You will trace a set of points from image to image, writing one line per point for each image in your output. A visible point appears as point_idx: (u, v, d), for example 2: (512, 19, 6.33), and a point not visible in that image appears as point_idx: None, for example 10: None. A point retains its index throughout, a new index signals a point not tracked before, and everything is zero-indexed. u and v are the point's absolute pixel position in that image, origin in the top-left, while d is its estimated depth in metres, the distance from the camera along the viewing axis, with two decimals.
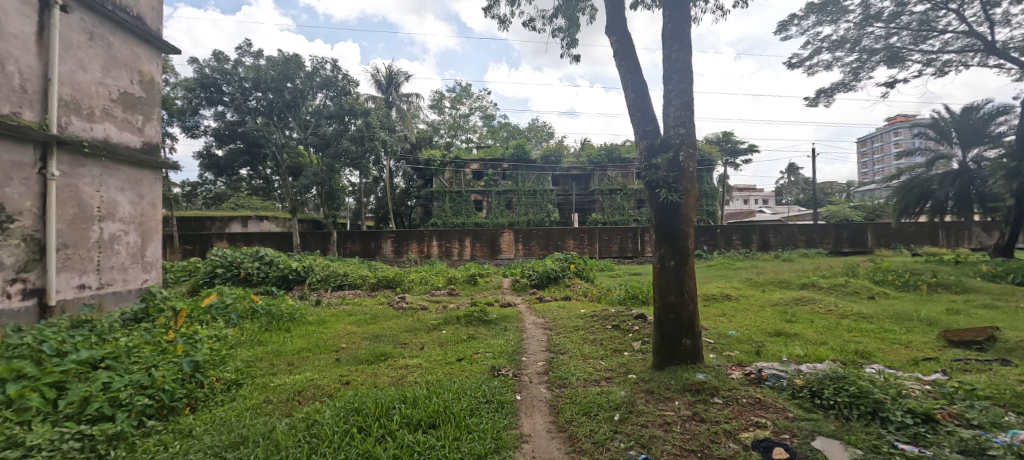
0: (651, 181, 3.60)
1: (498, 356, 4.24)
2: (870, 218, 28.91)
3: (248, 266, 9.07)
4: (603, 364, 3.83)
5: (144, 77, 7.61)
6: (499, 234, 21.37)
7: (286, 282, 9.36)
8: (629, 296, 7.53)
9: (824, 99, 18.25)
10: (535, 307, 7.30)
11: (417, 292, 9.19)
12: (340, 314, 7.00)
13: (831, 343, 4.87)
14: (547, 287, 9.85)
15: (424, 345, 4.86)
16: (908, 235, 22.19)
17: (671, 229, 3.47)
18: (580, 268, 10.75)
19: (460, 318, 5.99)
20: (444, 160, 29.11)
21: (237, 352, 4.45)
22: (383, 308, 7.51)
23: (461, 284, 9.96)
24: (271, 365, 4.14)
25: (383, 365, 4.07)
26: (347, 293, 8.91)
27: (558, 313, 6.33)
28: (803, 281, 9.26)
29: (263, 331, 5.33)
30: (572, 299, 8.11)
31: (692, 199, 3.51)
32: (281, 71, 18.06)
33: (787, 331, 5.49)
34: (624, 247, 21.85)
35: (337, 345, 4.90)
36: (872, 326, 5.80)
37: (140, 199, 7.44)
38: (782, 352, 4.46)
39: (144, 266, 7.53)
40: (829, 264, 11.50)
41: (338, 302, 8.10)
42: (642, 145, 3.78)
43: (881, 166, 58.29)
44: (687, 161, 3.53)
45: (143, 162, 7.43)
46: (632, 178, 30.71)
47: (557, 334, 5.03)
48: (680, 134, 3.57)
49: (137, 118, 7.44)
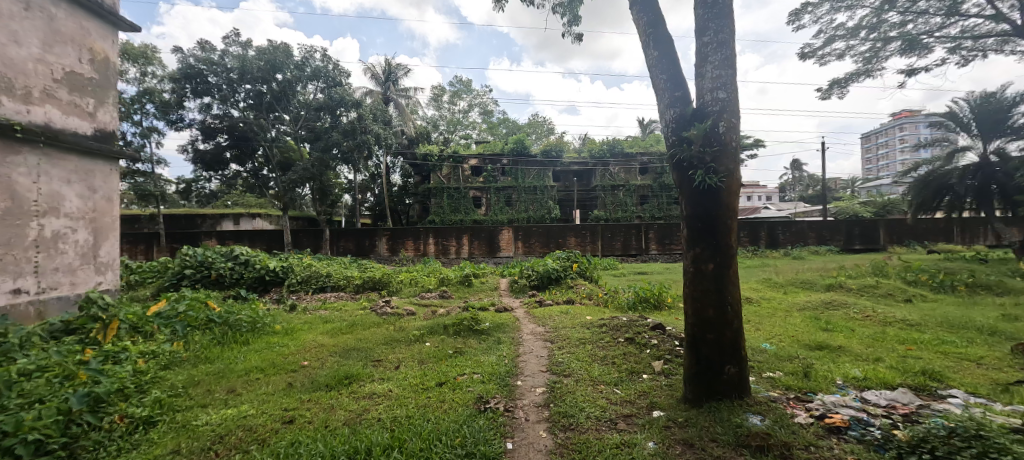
0: (680, 161, 2.81)
1: (487, 380, 3.43)
2: (880, 213, 28.11)
3: (220, 267, 8.25)
4: (619, 394, 3.03)
5: (97, 57, 6.79)
6: (498, 231, 20.59)
7: (264, 284, 8.57)
8: (639, 300, 6.74)
9: (837, 90, 17.46)
10: (534, 312, 6.51)
11: (406, 295, 8.40)
12: (315, 322, 6.20)
13: (889, 361, 4.06)
14: (548, 288, 9.04)
15: (400, 363, 4.06)
16: (921, 232, 21.37)
17: (708, 222, 2.67)
18: (583, 268, 9.93)
19: (449, 327, 5.20)
20: (441, 155, 28.25)
21: (171, 374, 3.65)
22: (364, 314, 6.72)
23: (454, 285, 9.14)
24: (206, 392, 3.35)
25: (344, 393, 3.26)
26: (328, 296, 8.14)
27: (561, 321, 5.54)
28: (829, 281, 8.44)
29: (215, 346, 4.53)
30: (575, 302, 7.32)
31: (735, 183, 2.72)
32: (269, 61, 17.23)
33: (829, 343, 4.68)
34: (628, 245, 21.05)
35: (297, 362, 4.11)
36: (925, 336, 5.00)
37: (92, 192, 6.64)
38: (835, 373, 3.66)
39: (97, 267, 6.72)
40: (851, 263, 10.70)
41: (317, 308, 7.29)
42: (669, 116, 2.96)
43: (886, 162, 57.65)
44: (728, 134, 2.72)
45: (93, 150, 6.62)
46: (635, 173, 29.88)
47: (561, 349, 4.21)
48: (719, 99, 2.76)
49: (87, 101, 6.62)
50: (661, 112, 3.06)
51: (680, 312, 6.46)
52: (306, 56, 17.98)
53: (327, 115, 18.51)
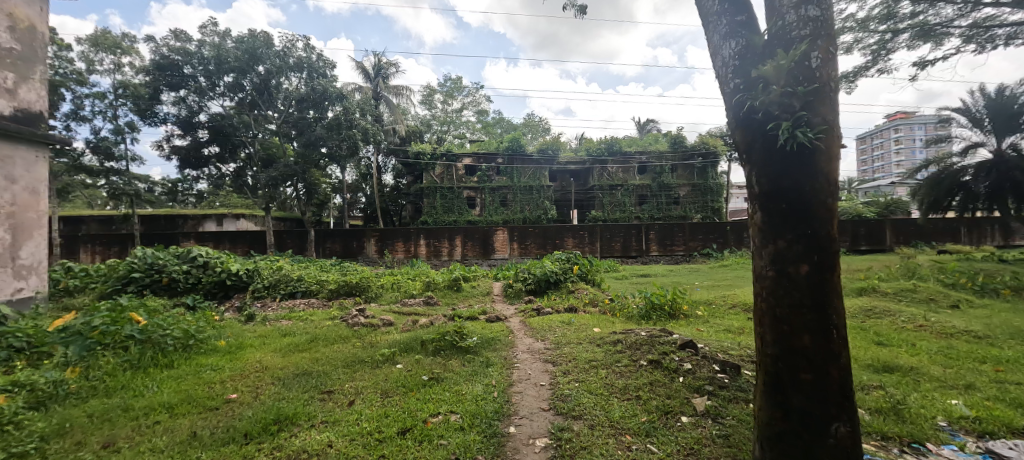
0: (749, 110, 1.89)
1: (468, 429, 2.47)
2: (883, 213, 27.52)
3: (173, 270, 7.25)
4: (657, 454, 2.11)
5: (18, 24, 5.79)
6: (493, 232, 19.65)
7: (224, 289, 7.57)
8: (651, 308, 5.84)
9: (844, 85, 16.76)
10: (531, 322, 5.59)
11: (386, 302, 7.43)
12: (271, 335, 5.20)
13: (989, 390, 3.16)
14: (546, 294, 8.09)
15: (357, 397, 3.09)
16: (929, 232, 20.69)
17: (800, 203, 1.76)
18: (585, 270, 8.93)
19: (427, 344, 4.25)
20: (434, 154, 27.24)
21: (35, 417, 2.67)
22: (332, 324, 5.72)
23: (440, 290, 8.13)
24: (71, 448, 2.38)
25: (262, 452, 2.28)
26: (297, 304, 7.15)
27: (563, 335, 4.59)
28: (860, 284, 7.54)
29: (124, 372, 3.54)
30: (577, 309, 6.41)
31: (838, 141, 1.81)
32: (247, 50, 16.11)
33: (896, 362, 3.78)
34: (628, 246, 20.18)
35: (222, 397, 3.14)
36: (1007, 353, 4.10)
37: (9, 182, 5.64)
38: (935, 411, 2.75)
39: (16, 271, 5.71)
40: (874, 265, 9.87)
41: (279, 317, 6.30)
42: (728, 49, 2.04)
43: (881, 164, 57.62)
44: (825, 70, 1.81)
45: (12, 133, 5.62)
46: (633, 173, 29.12)
47: (566, 376, 3.28)
48: (807, 17, 1.84)
49: (4, 76, 5.63)
50: (713, 48, 2.14)
51: (698, 322, 5.60)
52: (287, 46, 16.91)
53: (311, 109, 17.47)
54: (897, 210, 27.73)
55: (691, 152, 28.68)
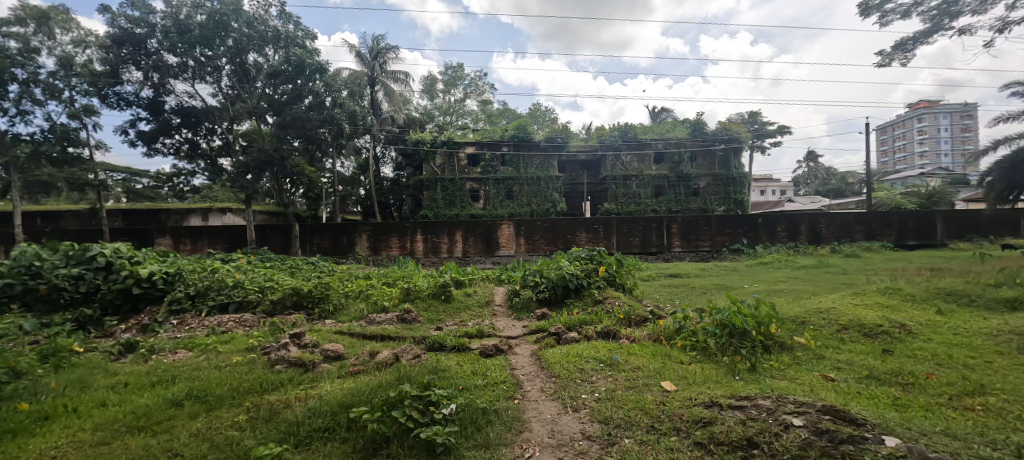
0: None
1: None
2: (926, 205, 25.04)
3: (56, 276, 5.30)
4: None
5: None
6: (497, 226, 17.62)
7: (132, 300, 5.66)
8: (730, 340, 3.78)
9: (898, 55, 14.51)
10: (549, 361, 3.54)
11: (346, 319, 5.41)
12: (130, 389, 3.21)
13: None
14: (564, 305, 6.05)
15: None
16: (984, 223, 18.61)
17: None
18: (613, 272, 6.77)
19: (363, 427, 2.22)
20: (434, 142, 25.23)
21: None
22: (241, 363, 3.69)
23: (423, 301, 6.06)
24: None
25: None
26: (222, 322, 5.18)
27: (610, 400, 2.59)
28: (1007, 296, 5.39)
29: None
30: (616, 334, 4.35)
31: None
32: (213, 17, 14.14)
33: None
34: (647, 241, 18.09)
35: None
36: None
37: None
38: None
39: None
40: (997, 266, 7.40)
41: (177, 346, 4.33)
42: None
43: (903, 156, 54.96)
44: None
45: None
46: (649, 162, 26.89)
47: None
48: None
49: None
50: None
51: (814, 364, 3.54)
52: (260, 15, 14.96)
53: (289, 85, 15.50)
54: (940, 202, 25.20)
55: (712, 139, 26.43)
